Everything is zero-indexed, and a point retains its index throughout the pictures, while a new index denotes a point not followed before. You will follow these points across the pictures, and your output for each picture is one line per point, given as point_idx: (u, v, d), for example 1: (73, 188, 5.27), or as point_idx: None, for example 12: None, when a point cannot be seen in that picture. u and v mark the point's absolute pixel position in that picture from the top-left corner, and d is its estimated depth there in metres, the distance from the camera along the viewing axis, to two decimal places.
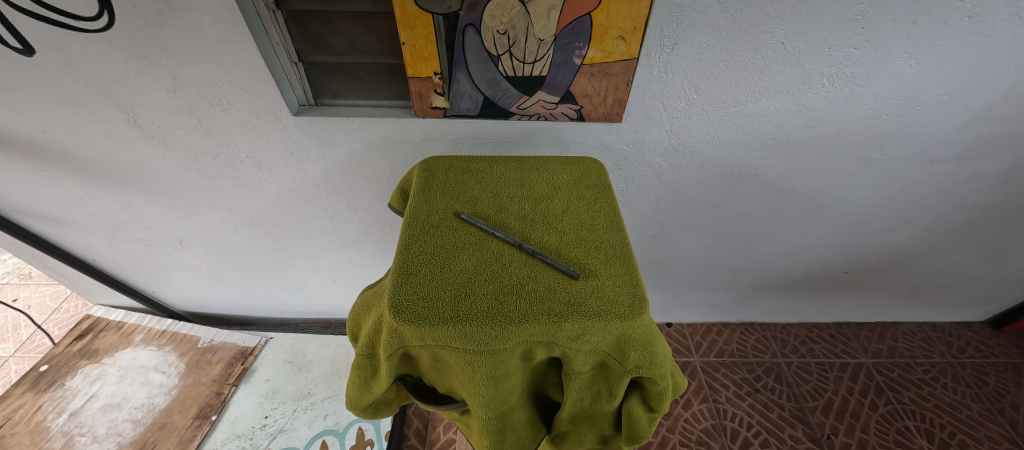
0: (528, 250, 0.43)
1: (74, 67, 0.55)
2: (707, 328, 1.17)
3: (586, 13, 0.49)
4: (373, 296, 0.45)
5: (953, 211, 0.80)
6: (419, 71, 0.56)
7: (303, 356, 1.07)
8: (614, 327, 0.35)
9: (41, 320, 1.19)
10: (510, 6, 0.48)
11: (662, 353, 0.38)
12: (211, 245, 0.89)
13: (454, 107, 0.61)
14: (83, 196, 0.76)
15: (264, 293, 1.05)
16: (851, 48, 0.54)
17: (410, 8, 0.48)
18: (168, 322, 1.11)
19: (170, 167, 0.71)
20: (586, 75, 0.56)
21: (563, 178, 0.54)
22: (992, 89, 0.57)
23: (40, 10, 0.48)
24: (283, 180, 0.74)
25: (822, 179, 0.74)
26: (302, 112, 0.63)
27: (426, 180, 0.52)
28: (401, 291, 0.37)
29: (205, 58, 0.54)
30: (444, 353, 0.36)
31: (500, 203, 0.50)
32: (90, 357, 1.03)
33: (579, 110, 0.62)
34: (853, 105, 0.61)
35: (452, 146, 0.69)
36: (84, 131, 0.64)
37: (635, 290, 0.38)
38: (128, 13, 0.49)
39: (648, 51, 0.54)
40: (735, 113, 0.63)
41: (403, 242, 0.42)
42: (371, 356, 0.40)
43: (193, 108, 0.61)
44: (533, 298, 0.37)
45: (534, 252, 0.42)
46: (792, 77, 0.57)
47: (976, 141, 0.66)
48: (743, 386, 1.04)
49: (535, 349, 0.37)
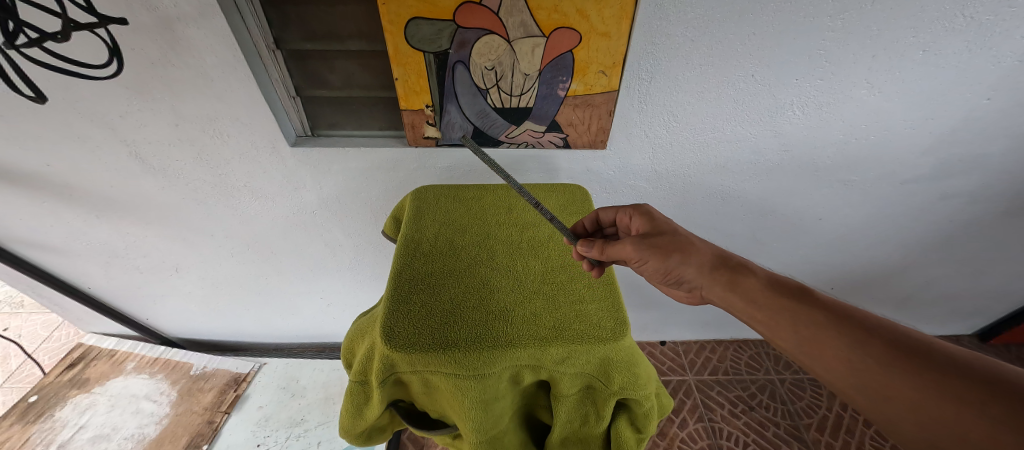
0: (544, 214, 0.46)
1: (81, 105, 0.57)
2: (700, 345, 1.18)
3: (568, 50, 0.53)
4: (366, 322, 0.47)
5: (928, 228, 0.83)
6: (411, 104, 0.59)
7: (297, 381, 1.06)
8: (598, 350, 0.37)
9: (32, 349, 1.17)
10: (496, 44, 0.52)
11: (644, 375, 0.40)
12: (206, 271, 0.89)
13: (445, 137, 0.64)
14: (82, 226, 0.77)
15: (259, 319, 1.05)
16: (817, 79, 0.58)
17: (403, 47, 0.52)
18: (160, 349, 1.09)
19: (168, 197, 0.72)
20: (571, 106, 0.60)
21: (550, 206, 0.57)
22: (950, 115, 0.62)
23: (58, 62, 0.52)
24: (279, 207, 0.75)
25: (801, 199, 0.77)
26: (299, 142, 0.66)
27: (418, 210, 0.54)
28: (393, 318, 0.38)
29: (207, 95, 0.57)
30: (435, 378, 0.38)
31: (488, 230, 0.52)
32: (80, 386, 1.02)
33: (565, 138, 0.64)
34: (824, 131, 0.65)
35: (444, 173, 0.71)
36: (86, 164, 0.66)
37: (617, 314, 0.40)
38: (135, 56, 0.52)
39: (627, 84, 0.58)
40: (712, 139, 0.66)
41: (396, 270, 0.44)
42: (363, 383, 0.41)
43: (192, 141, 0.64)
44: (521, 324, 0.39)
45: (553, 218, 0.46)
46: (763, 105, 0.61)
47: (943, 163, 0.69)
48: (738, 404, 1.04)
49: (523, 373, 0.38)
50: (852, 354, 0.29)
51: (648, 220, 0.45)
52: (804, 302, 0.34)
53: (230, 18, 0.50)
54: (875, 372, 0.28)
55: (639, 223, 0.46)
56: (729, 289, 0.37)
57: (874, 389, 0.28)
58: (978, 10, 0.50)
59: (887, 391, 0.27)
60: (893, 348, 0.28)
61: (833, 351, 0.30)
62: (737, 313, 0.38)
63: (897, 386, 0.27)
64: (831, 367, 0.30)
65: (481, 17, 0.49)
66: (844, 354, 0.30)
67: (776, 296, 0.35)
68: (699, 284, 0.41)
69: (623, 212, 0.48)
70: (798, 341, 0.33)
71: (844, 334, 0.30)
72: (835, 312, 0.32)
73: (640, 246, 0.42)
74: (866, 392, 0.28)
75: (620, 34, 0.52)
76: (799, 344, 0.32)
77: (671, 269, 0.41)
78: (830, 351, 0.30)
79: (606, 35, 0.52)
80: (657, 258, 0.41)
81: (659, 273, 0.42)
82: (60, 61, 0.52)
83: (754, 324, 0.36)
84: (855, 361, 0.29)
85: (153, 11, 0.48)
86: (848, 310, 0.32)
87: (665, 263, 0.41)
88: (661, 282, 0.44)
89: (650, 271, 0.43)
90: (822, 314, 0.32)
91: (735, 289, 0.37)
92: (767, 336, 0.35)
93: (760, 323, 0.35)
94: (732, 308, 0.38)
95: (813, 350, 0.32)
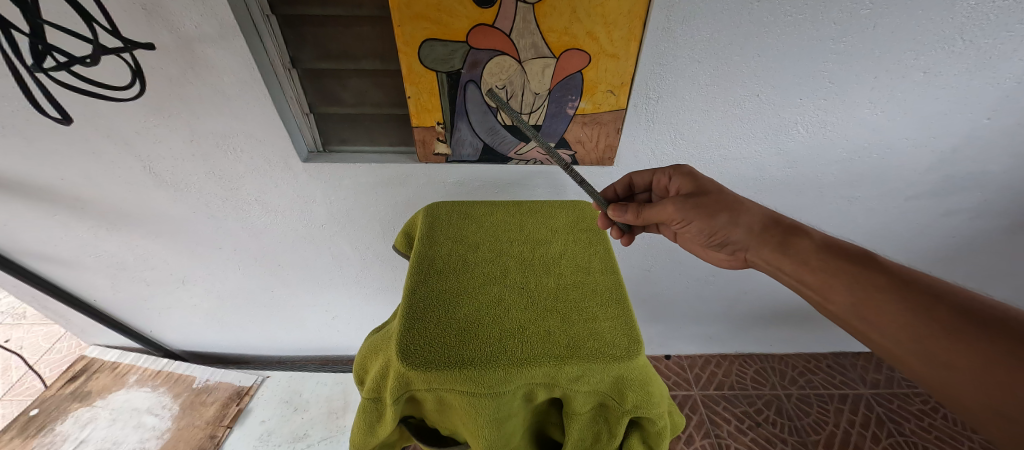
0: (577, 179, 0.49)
1: (99, 121, 0.58)
2: (705, 359, 1.17)
3: (577, 70, 0.54)
4: (380, 339, 0.47)
5: (932, 243, 0.84)
6: (423, 121, 0.60)
7: (300, 395, 1.05)
8: (612, 368, 0.37)
9: (33, 361, 1.17)
10: (508, 64, 0.54)
11: (657, 394, 0.40)
12: (213, 283, 0.90)
13: (455, 153, 0.65)
14: (91, 238, 0.78)
15: (263, 331, 1.05)
16: (820, 99, 0.59)
17: (416, 67, 0.53)
18: (163, 361, 1.09)
19: (179, 210, 0.73)
20: (579, 124, 0.61)
21: (561, 222, 0.57)
22: (951, 134, 0.63)
23: (83, 84, 0.54)
24: (289, 221, 0.76)
25: (806, 216, 0.78)
26: (311, 158, 0.67)
27: (430, 226, 0.55)
28: (409, 336, 0.39)
29: (223, 112, 0.59)
30: (449, 396, 0.38)
31: (501, 246, 0.53)
32: (82, 399, 1.01)
33: (573, 155, 0.65)
34: (828, 149, 0.66)
35: (453, 189, 0.72)
36: (100, 178, 0.66)
37: (630, 332, 0.40)
38: (155, 75, 0.54)
39: (635, 103, 0.59)
40: (719, 157, 0.67)
41: (411, 286, 0.45)
42: (375, 400, 0.41)
43: (205, 156, 0.64)
44: (535, 341, 0.39)
45: (581, 181, 0.49)
46: (768, 124, 0.62)
47: (944, 180, 0.70)
48: (745, 420, 1.03)
49: (536, 390, 0.38)
50: (911, 320, 0.31)
51: (691, 180, 0.50)
52: (865, 268, 0.35)
53: (249, 39, 0.52)
54: (935, 339, 0.29)
55: (681, 183, 0.51)
56: (778, 249, 0.42)
57: (930, 352, 0.29)
58: (976, 34, 0.51)
59: (947, 358, 0.28)
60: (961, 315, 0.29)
61: (893, 316, 0.32)
62: (788, 275, 0.41)
63: (953, 351, 0.28)
64: (888, 331, 0.32)
65: (493, 39, 0.51)
66: (903, 319, 0.31)
67: (834, 261, 0.37)
68: (745, 244, 0.45)
69: (664, 173, 0.54)
70: (855, 306, 0.35)
71: (906, 301, 0.32)
72: (899, 280, 0.33)
73: (684, 207, 0.46)
74: (928, 359, 0.30)
75: (628, 55, 0.53)
76: (856, 308, 0.35)
77: (716, 226, 0.46)
78: (887, 315, 0.32)
79: (615, 57, 0.53)
80: (702, 216, 0.46)
81: (703, 230, 0.47)
82: (86, 83, 0.53)
83: (807, 288, 0.39)
84: (914, 326, 0.30)
85: (175, 32, 0.49)
86: (915, 277, 0.33)
87: (714, 223, 0.46)
88: (706, 242, 0.49)
89: (693, 230, 0.48)
90: (884, 280, 0.34)
91: (785, 250, 0.41)
92: (821, 301, 0.38)
93: (812, 287, 0.38)
94: (780, 269, 0.42)
95: (872, 317, 0.33)
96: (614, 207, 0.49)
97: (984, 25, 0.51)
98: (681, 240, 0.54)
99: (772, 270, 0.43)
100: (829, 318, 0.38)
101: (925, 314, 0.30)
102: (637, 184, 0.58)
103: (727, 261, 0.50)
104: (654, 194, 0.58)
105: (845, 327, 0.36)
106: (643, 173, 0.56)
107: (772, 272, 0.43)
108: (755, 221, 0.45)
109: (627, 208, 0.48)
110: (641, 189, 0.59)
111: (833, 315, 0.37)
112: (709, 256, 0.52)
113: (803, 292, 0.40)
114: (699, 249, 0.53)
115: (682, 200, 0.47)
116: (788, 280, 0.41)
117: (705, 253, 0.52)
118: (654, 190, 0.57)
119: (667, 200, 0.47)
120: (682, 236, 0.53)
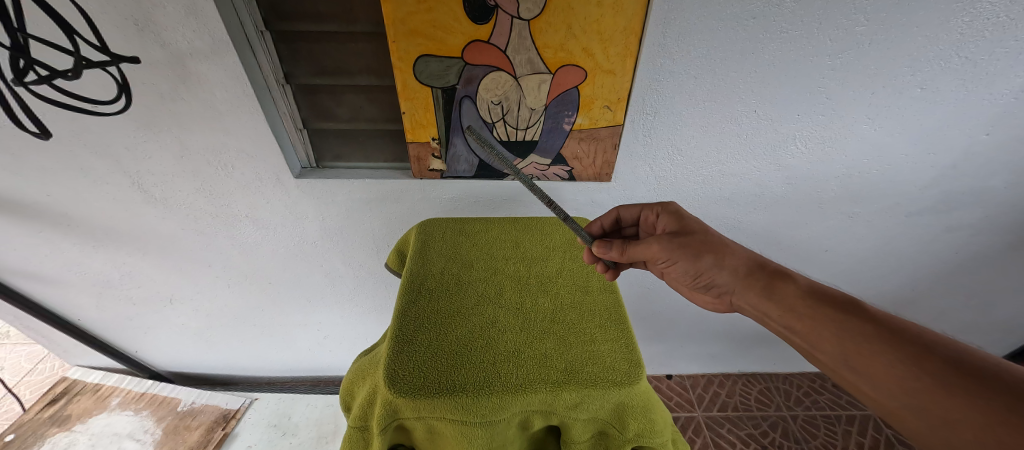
0: (560, 213, 0.45)
1: (87, 137, 0.58)
2: (708, 379, 1.14)
3: (573, 86, 0.54)
4: (369, 363, 0.45)
5: (935, 259, 0.82)
6: (417, 137, 0.59)
7: (289, 418, 1.01)
8: (613, 395, 0.35)
9: (13, 384, 1.13)
10: (503, 81, 0.53)
11: (661, 420, 0.38)
12: (201, 302, 0.87)
13: (450, 169, 0.64)
14: (76, 256, 0.76)
15: (253, 352, 1.02)
16: (819, 114, 0.58)
17: (411, 83, 0.53)
18: (148, 383, 1.05)
19: (167, 227, 0.71)
20: (576, 139, 0.60)
21: (558, 241, 0.56)
22: (951, 149, 0.62)
23: (71, 100, 0.53)
24: (280, 238, 0.74)
25: (807, 231, 0.76)
26: (303, 174, 0.65)
27: (422, 244, 0.53)
28: (398, 360, 0.37)
29: (214, 127, 0.58)
30: (440, 424, 0.35)
31: (492, 267, 0.51)
32: (60, 424, 0.97)
33: (570, 171, 0.64)
34: (827, 164, 0.65)
35: (448, 205, 0.70)
36: (87, 195, 0.65)
37: (631, 355, 0.38)
38: (145, 89, 0.53)
39: (632, 118, 0.59)
40: (716, 173, 0.66)
41: (400, 308, 0.43)
42: (362, 429, 0.38)
43: (195, 172, 0.63)
44: (531, 366, 0.37)
45: (567, 216, 0.46)
46: (766, 140, 0.62)
47: (946, 195, 0.69)
48: (751, 443, 1.00)
49: (533, 418, 0.36)
50: (904, 371, 0.29)
51: (677, 218, 0.48)
52: (852, 314, 0.33)
53: (242, 54, 0.51)
54: (933, 393, 0.27)
55: (667, 221, 0.49)
56: (763, 292, 0.39)
57: (926, 408, 0.28)
58: (972, 51, 0.52)
59: (945, 414, 0.27)
60: (954, 367, 0.27)
61: (885, 368, 0.30)
62: (773, 320, 0.38)
63: (952, 408, 0.26)
64: (880, 383, 0.30)
65: (489, 55, 0.50)
66: (896, 372, 0.29)
67: (822, 307, 0.35)
68: (730, 287, 0.43)
69: (651, 209, 0.52)
70: (843, 355, 0.32)
71: (897, 351, 0.30)
72: (887, 328, 0.31)
73: (669, 245, 0.45)
74: (924, 414, 0.28)
75: (625, 71, 0.53)
76: (844, 357, 0.32)
77: (702, 268, 0.43)
78: (877, 365, 0.30)
79: (611, 72, 0.53)
80: (687, 256, 0.44)
81: (688, 270, 0.45)
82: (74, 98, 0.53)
83: (793, 333, 0.37)
84: (908, 379, 0.29)
85: (166, 47, 0.49)
86: (901, 326, 0.31)
87: (700, 264, 0.43)
88: (691, 283, 0.46)
89: (679, 269, 0.46)
90: (871, 328, 0.32)
91: (771, 293, 0.39)
92: (809, 349, 0.35)
93: (799, 333, 0.36)
94: (766, 314, 0.39)
95: (860, 366, 0.31)
96: (598, 243, 0.46)
97: (980, 41, 0.51)
98: (666, 279, 0.50)
99: (757, 313, 0.41)
100: (817, 367, 0.35)
101: (921, 365, 0.28)
102: (624, 219, 0.56)
103: (713, 304, 0.47)
104: (641, 229, 0.56)
105: (835, 376, 0.34)
106: (630, 207, 0.54)
107: (761, 319, 0.41)
108: (740, 263, 0.42)
109: (612, 245, 0.46)
110: (628, 224, 0.57)
111: (821, 362, 0.35)
112: (695, 298, 0.49)
113: (791, 338, 0.37)
114: (684, 290, 0.49)
115: (668, 238, 0.45)
116: (773, 325, 0.39)
117: (689, 293, 0.49)
118: (641, 226, 0.55)
119: (653, 238, 0.46)
120: (667, 276, 0.50)
